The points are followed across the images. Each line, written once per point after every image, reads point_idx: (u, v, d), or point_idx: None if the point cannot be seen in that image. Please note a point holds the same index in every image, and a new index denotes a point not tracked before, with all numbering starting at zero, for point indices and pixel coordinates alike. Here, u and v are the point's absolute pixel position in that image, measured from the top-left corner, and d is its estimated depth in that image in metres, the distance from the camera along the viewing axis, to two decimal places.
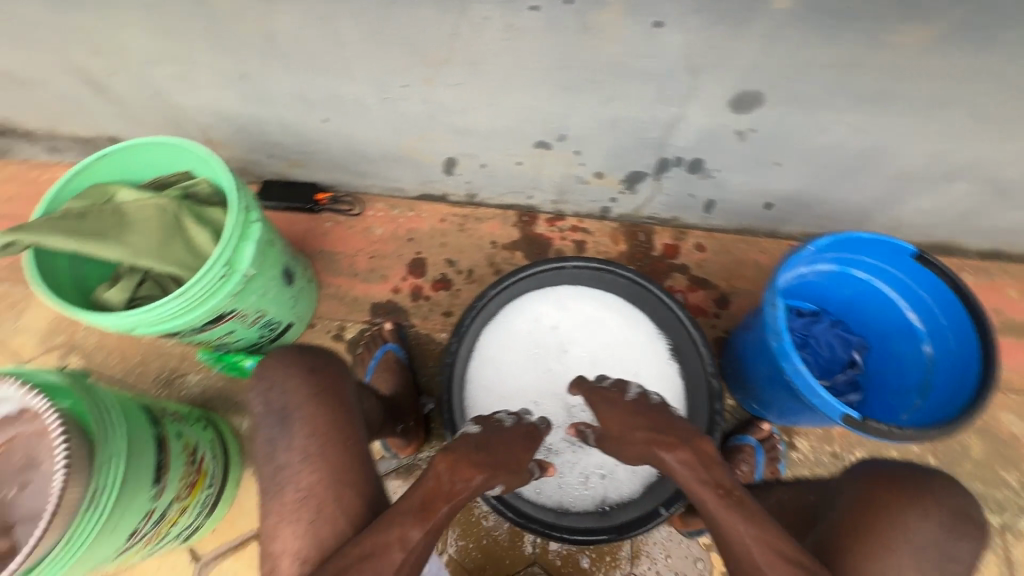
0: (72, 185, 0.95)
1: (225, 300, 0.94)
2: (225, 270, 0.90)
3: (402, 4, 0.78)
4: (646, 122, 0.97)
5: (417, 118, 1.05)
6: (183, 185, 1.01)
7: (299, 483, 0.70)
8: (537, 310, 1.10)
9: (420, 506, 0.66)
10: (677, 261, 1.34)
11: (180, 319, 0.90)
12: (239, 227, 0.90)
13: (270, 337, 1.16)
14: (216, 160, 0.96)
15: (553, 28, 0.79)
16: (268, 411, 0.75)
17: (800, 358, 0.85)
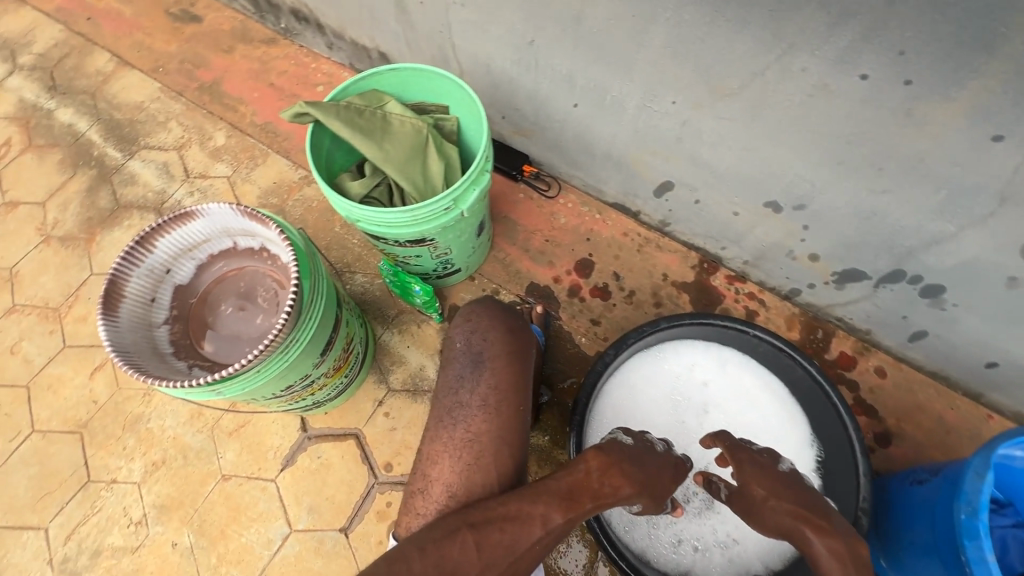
0: (358, 84, 1.07)
1: (433, 230, 1.01)
2: (448, 205, 0.97)
3: (726, 29, 0.78)
4: (906, 227, 0.89)
5: (663, 134, 1.05)
6: (436, 116, 1.10)
7: (469, 426, 0.76)
8: (693, 360, 1.06)
9: (569, 494, 0.69)
10: (848, 375, 1.22)
11: (395, 230, 0.98)
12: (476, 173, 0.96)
13: (439, 274, 1.23)
14: (478, 108, 1.03)
15: (869, 102, 0.75)
16: (465, 350, 0.82)
17: (990, 546, 0.74)
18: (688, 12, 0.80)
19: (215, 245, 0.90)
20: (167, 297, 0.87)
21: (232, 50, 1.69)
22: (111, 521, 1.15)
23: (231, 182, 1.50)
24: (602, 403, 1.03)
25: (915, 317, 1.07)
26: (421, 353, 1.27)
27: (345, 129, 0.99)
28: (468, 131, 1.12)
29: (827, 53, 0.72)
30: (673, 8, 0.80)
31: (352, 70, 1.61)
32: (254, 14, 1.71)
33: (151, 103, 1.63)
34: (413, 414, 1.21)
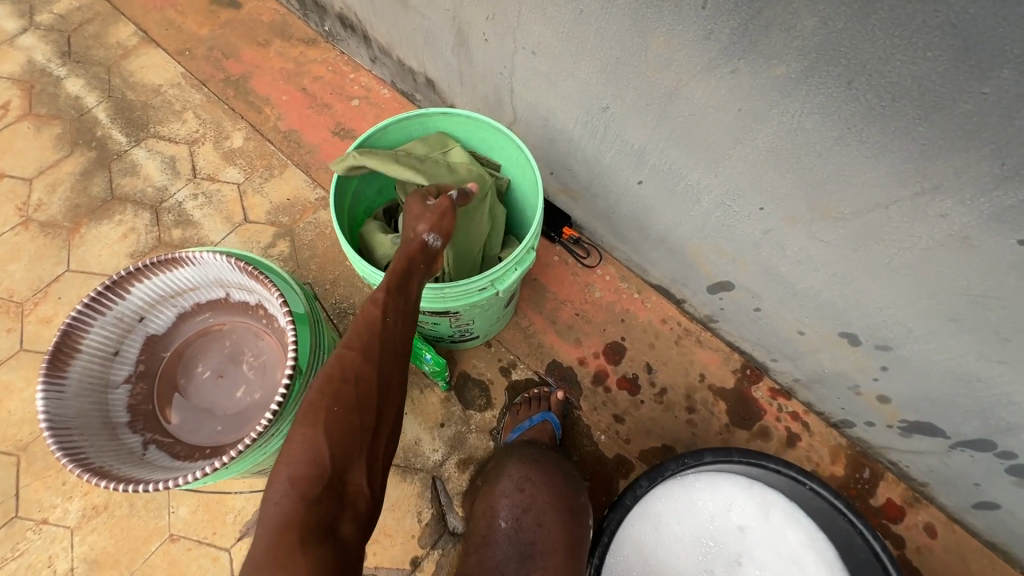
0: (425, 121, 0.96)
1: (461, 306, 0.86)
2: (485, 284, 0.83)
3: (856, 150, 0.65)
4: (1015, 403, 0.76)
5: (738, 237, 0.91)
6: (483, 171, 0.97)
7: None
8: (732, 499, 0.91)
9: None
10: (893, 526, 1.08)
11: (418, 301, 0.83)
12: (523, 254, 0.82)
13: (454, 339, 1.08)
14: (534, 172, 0.90)
15: (1018, 268, 0.62)
16: (515, 536, 0.87)
17: None
18: (812, 122, 0.66)
19: (203, 294, 0.76)
20: (133, 350, 0.72)
21: (267, 44, 1.56)
22: (31, 571, 0.98)
23: (240, 191, 1.36)
24: (622, 536, 0.88)
25: (990, 487, 0.93)
26: (419, 424, 1.12)
27: (397, 169, 0.86)
28: (519, 191, 0.98)
29: (983, 206, 0.59)
30: (793, 113, 0.67)
31: (392, 88, 1.48)
32: (297, 11, 1.58)
33: (169, 88, 1.50)
34: (399, 495, 1.06)
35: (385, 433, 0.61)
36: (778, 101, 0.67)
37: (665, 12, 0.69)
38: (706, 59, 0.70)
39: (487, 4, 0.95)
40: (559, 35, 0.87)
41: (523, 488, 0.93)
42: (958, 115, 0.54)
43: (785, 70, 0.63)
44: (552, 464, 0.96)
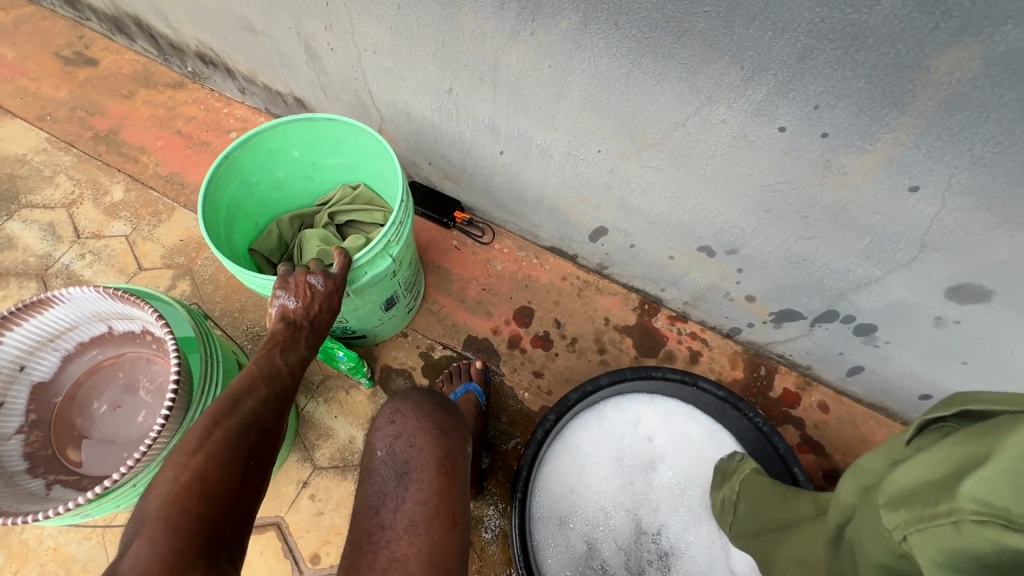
0: (315, 128, 1.05)
1: None
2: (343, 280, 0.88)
3: (641, 80, 0.75)
4: (835, 271, 0.89)
5: (592, 181, 1.01)
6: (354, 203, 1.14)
7: None
8: (638, 415, 1.01)
9: (408, 523, 0.58)
10: (793, 412, 1.20)
11: None
12: (379, 246, 0.89)
13: (344, 334, 1.11)
14: (366, 136, 1.02)
15: (788, 153, 0.73)
16: None
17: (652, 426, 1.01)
18: (603, 63, 0.76)
19: (84, 332, 0.77)
20: (20, 398, 0.74)
21: (133, 95, 1.55)
22: None
23: (130, 242, 1.35)
24: (547, 471, 0.97)
25: (851, 352, 1.06)
26: (350, 423, 1.15)
27: (939, 508, 0.38)
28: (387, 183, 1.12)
29: (742, 105, 0.71)
30: (588, 60, 0.77)
31: (269, 114, 1.51)
32: (158, 57, 1.57)
33: (35, 155, 1.46)
34: (344, 494, 1.09)
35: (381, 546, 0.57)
36: (575, 50, 0.77)
37: None
38: (511, 27, 0.79)
39: (322, 15, 1.01)
40: (390, 30, 0.94)
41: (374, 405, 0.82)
42: (697, 34, 0.65)
43: (570, 24, 0.73)
44: None
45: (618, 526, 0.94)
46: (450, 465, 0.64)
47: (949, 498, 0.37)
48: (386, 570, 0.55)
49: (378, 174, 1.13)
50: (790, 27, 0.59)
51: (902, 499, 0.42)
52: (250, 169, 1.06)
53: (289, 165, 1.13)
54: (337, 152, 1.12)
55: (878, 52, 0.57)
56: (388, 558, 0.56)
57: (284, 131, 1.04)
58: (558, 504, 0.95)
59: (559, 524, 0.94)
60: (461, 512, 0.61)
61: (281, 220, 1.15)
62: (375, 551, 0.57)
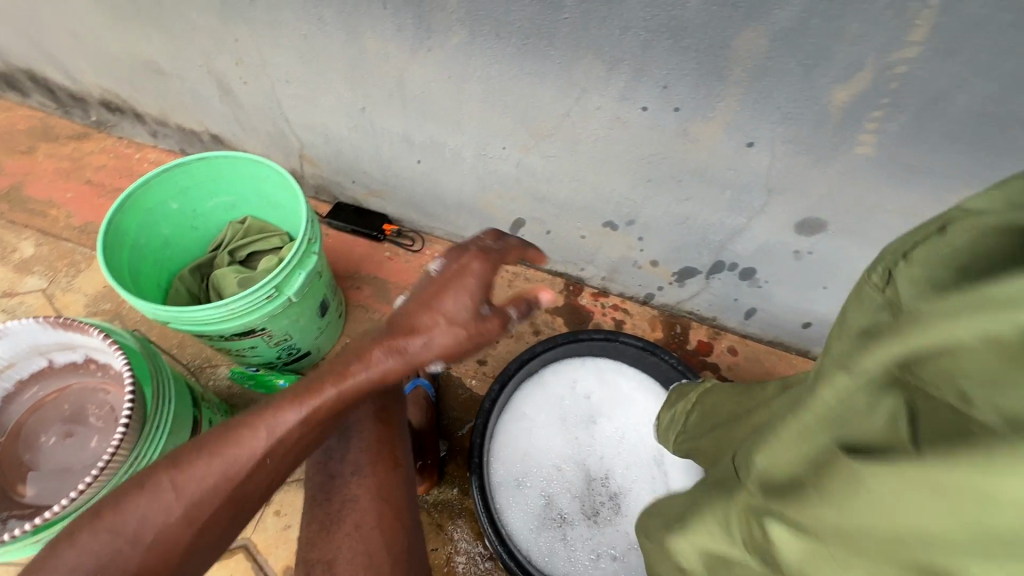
0: (189, 170, 1.03)
1: (261, 318, 0.96)
2: (272, 293, 0.93)
3: (526, 80, 0.88)
4: (712, 225, 1.06)
5: (504, 177, 1.13)
6: (255, 235, 1.13)
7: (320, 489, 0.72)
8: (574, 376, 1.13)
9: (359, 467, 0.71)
10: (709, 360, 1.36)
11: (220, 325, 0.92)
12: (297, 256, 0.94)
13: (288, 362, 1.15)
14: (251, 163, 1.03)
15: (653, 128, 0.89)
16: None
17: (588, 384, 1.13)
18: (493, 69, 0.89)
19: (24, 368, 0.80)
20: None
21: (33, 150, 1.52)
22: None
23: (48, 295, 1.31)
24: (500, 438, 1.06)
25: (743, 297, 1.25)
26: None
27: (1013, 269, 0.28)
28: (283, 208, 1.11)
29: (610, 92, 0.85)
30: (481, 69, 0.90)
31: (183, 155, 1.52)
32: (56, 110, 1.55)
33: None
34: None
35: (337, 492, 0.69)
36: (469, 60, 0.89)
37: (365, 18, 0.89)
38: (410, 45, 0.90)
39: (232, 51, 1.08)
40: (300, 59, 1.03)
41: None
42: (564, 37, 0.79)
43: (459, 38, 0.85)
44: None
45: (569, 476, 1.05)
46: (387, 418, 0.76)
47: (930, 296, 0.32)
48: (344, 508, 0.67)
49: (266, 200, 1.12)
50: (631, 26, 0.74)
51: (868, 325, 0.36)
52: (136, 233, 1.02)
53: (171, 219, 1.09)
54: (220, 192, 1.11)
55: (697, 39, 0.73)
56: (343, 500, 0.68)
57: (157, 185, 1.01)
58: (513, 465, 1.04)
59: (517, 485, 1.03)
60: (402, 455, 0.74)
61: (182, 276, 1.10)
62: (332, 495, 0.69)
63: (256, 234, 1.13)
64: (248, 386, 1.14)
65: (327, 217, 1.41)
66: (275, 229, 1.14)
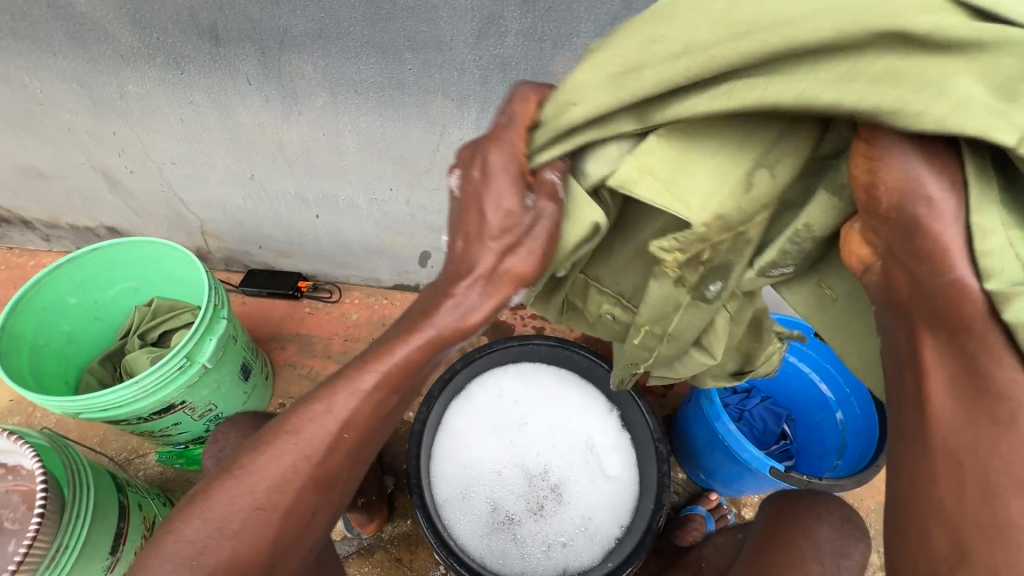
0: (83, 263, 1.05)
1: (178, 390, 0.98)
2: (184, 363, 0.96)
3: (393, 126, 0.99)
4: None
5: (399, 215, 1.22)
6: (161, 314, 1.14)
7: None
8: (500, 385, 1.17)
9: None
10: None
11: (135, 405, 0.93)
12: (204, 323, 0.97)
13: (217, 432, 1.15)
14: (146, 245, 1.07)
15: None
16: None
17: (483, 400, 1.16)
18: (361, 121, 0.99)
19: None
20: None
21: None
22: None
23: None
24: (438, 458, 1.10)
25: None
26: None
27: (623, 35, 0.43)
28: (186, 283, 1.14)
29: (467, 124, 0.97)
30: (350, 123, 0.99)
31: None
32: None
33: None
34: None
35: None
36: (338, 117, 0.98)
37: (234, 95, 0.97)
38: (281, 111, 0.99)
39: (112, 144, 1.12)
40: (182, 140, 1.08)
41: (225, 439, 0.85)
42: (413, 85, 0.91)
43: (324, 99, 0.95)
44: None
45: (510, 480, 1.10)
46: None
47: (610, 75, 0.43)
48: None
49: (168, 278, 1.15)
50: (465, 67, 0.87)
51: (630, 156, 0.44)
52: (32, 333, 1.02)
53: (71, 314, 1.09)
54: (119, 279, 1.13)
55: (522, 69, 0.86)
56: None
57: (50, 283, 1.02)
58: (454, 481, 1.09)
59: (462, 498, 1.08)
60: None
61: (91, 368, 1.10)
62: None
63: (165, 313, 1.14)
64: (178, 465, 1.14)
65: (240, 286, 1.44)
66: (183, 304, 1.16)
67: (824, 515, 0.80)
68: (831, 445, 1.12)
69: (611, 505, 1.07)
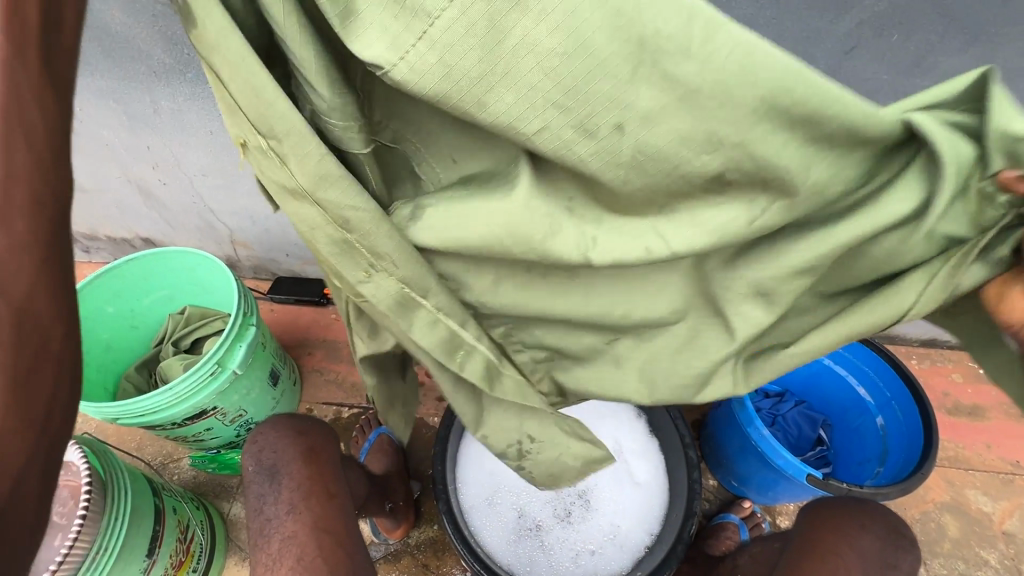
0: (120, 274, 1.09)
1: (209, 397, 1.00)
2: (215, 369, 0.98)
3: None
4: None
5: None
6: (192, 323, 1.16)
7: (283, 531, 0.74)
8: None
9: (298, 500, 0.77)
10: None
11: (167, 412, 0.95)
12: (234, 330, 1.00)
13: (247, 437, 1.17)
14: (179, 255, 1.10)
15: None
16: (258, 469, 0.80)
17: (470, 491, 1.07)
18: None
19: None
20: None
21: None
22: None
23: None
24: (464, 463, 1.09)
25: None
26: None
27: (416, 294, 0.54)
28: (216, 292, 1.17)
29: None
30: None
31: None
32: None
33: None
34: None
35: (274, 533, 0.75)
36: None
37: None
38: None
39: (146, 158, 1.16)
40: (212, 152, 1.11)
41: (253, 440, 0.85)
42: None
43: None
44: (289, 416, 0.87)
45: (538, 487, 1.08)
46: (314, 453, 0.82)
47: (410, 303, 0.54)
48: (280, 546, 0.73)
49: (199, 288, 1.18)
50: None
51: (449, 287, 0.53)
52: None
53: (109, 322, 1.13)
54: (153, 288, 1.16)
55: None
56: (281, 539, 0.74)
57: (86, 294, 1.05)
58: (480, 487, 1.08)
59: (487, 505, 1.07)
60: (334, 486, 0.81)
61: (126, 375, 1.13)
62: (267, 538, 0.75)
63: (197, 321, 1.17)
64: (212, 469, 1.16)
65: (269, 293, 1.47)
66: (213, 313, 1.18)
67: (867, 524, 0.78)
68: (871, 451, 1.08)
69: (642, 512, 1.05)
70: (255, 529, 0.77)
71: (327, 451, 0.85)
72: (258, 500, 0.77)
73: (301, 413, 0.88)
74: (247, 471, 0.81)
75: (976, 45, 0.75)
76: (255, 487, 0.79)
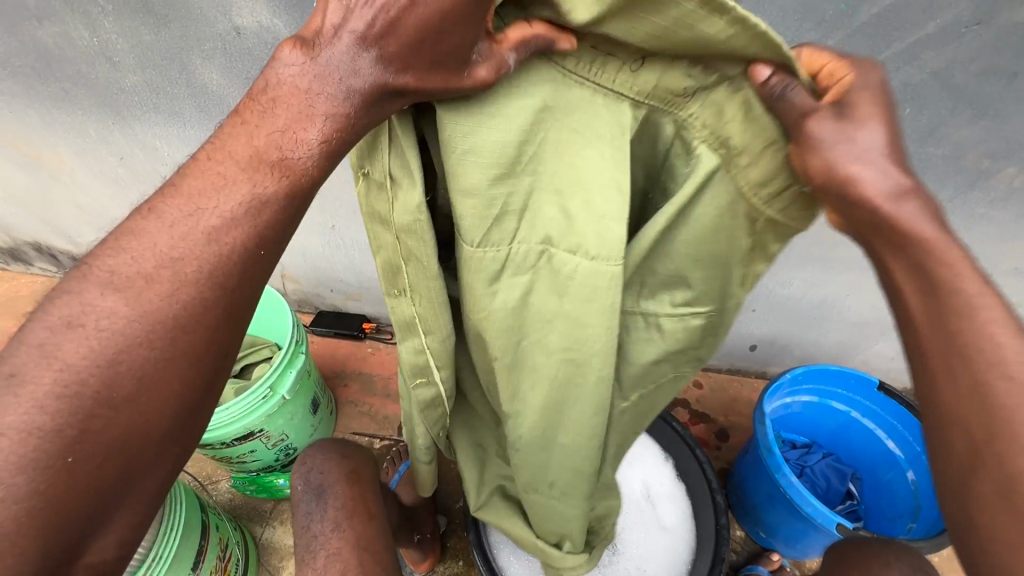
0: None
1: (259, 419, 1.07)
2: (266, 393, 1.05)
3: None
4: None
5: None
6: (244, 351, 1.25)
7: (329, 547, 0.79)
8: None
9: (344, 518, 0.82)
10: (678, 396, 1.42)
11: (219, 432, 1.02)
12: (286, 357, 1.08)
13: (285, 463, 1.20)
14: None
15: None
16: (305, 489, 0.85)
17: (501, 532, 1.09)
18: None
19: None
20: None
21: (36, 311, 1.64)
22: None
23: None
24: None
25: None
26: None
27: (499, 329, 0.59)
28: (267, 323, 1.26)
29: None
30: None
31: None
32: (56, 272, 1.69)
33: None
34: None
35: (322, 548, 0.79)
36: None
37: None
38: None
39: None
40: None
41: (300, 463, 0.90)
42: None
43: None
44: (332, 440, 0.93)
45: None
46: (355, 475, 0.87)
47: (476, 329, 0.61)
48: (326, 562, 0.78)
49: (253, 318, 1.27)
50: None
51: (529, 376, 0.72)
52: None
53: None
54: None
55: None
56: (326, 555, 0.78)
57: None
58: None
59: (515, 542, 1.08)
60: (373, 508, 0.85)
61: None
62: (314, 554, 0.79)
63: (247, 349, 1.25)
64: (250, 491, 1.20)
65: (311, 326, 1.55)
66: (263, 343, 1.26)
67: (895, 563, 0.77)
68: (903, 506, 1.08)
69: (669, 556, 1.05)
70: (302, 544, 0.81)
71: (369, 475, 0.90)
72: (305, 519, 0.82)
73: (346, 438, 0.94)
74: (296, 490, 0.86)
75: (984, 118, 0.82)
76: (303, 506, 0.84)
